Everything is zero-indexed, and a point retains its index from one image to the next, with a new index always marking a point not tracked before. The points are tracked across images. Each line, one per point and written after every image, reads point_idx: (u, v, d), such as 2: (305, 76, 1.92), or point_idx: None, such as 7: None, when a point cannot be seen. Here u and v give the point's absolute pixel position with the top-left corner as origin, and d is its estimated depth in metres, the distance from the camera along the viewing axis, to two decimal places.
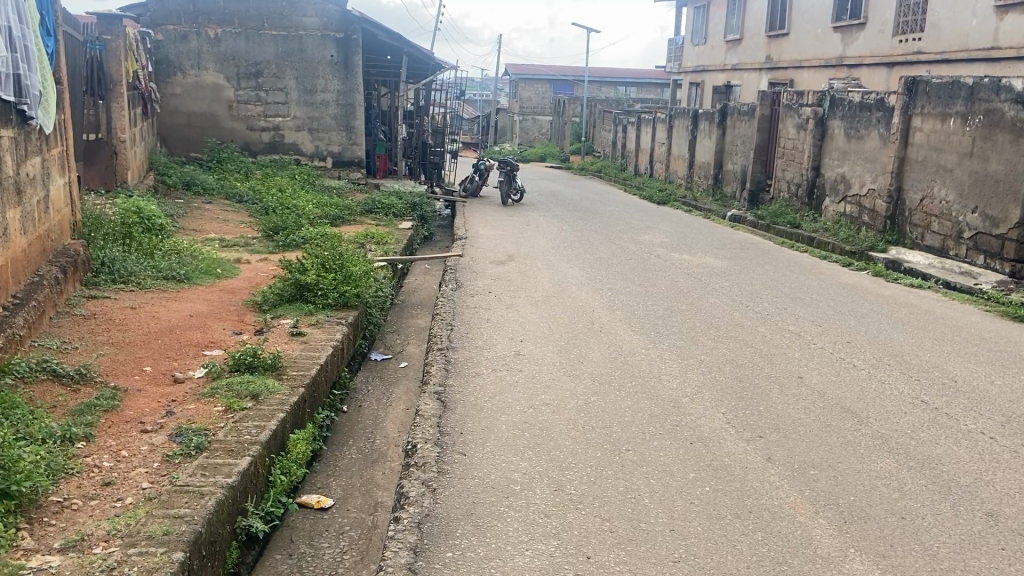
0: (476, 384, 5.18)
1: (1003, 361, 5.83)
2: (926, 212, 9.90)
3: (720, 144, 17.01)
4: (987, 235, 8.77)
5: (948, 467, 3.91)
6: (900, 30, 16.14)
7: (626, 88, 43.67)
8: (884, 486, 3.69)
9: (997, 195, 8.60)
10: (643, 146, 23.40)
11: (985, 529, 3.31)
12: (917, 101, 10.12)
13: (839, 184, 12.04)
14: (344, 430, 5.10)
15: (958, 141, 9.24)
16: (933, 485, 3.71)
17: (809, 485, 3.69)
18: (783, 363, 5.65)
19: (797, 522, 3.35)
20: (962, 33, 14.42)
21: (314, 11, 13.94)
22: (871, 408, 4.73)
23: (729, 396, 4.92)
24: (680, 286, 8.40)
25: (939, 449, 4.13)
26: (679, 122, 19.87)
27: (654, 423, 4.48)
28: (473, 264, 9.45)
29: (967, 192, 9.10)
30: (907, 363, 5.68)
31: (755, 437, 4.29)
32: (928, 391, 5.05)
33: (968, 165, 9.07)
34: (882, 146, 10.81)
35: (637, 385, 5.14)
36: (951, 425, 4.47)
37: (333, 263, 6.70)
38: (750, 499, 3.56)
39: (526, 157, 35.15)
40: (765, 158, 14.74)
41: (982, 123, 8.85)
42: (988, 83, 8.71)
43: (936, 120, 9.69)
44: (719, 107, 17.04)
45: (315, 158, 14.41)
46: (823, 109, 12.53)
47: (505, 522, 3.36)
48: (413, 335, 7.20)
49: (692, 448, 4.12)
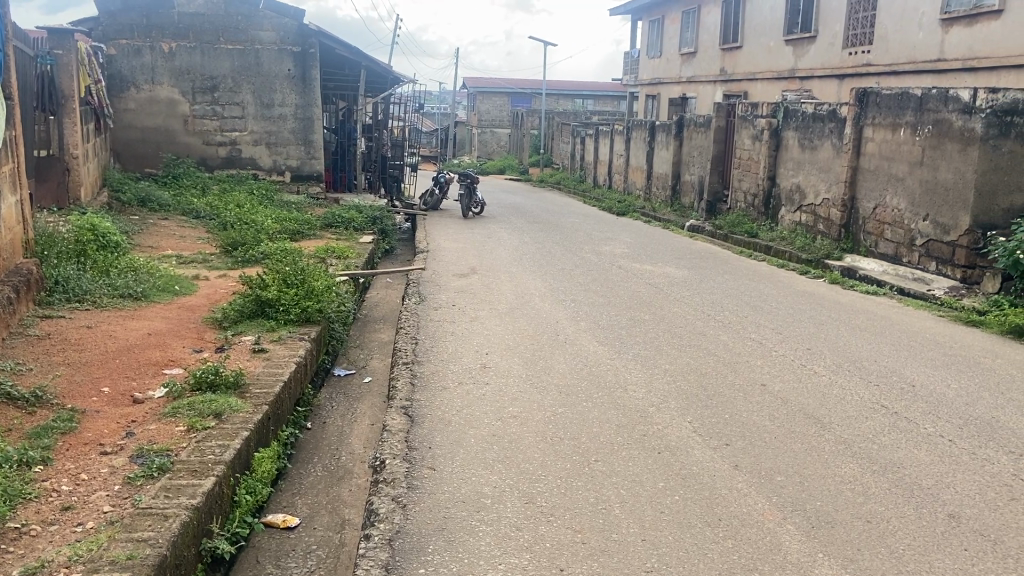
0: (443, 398, 5.15)
1: (958, 365, 5.97)
2: (879, 221, 10.13)
3: (677, 155, 17.24)
4: (938, 242, 8.99)
5: (909, 471, 3.99)
6: (850, 42, 16.57)
7: (584, 101, 44.07)
8: (849, 491, 3.75)
9: (947, 203, 8.82)
10: (601, 157, 23.60)
11: (948, 530, 3.38)
12: (867, 112, 10.38)
13: (794, 193, 12.28)
14: (309, 448, 5.03)
15: (908, 150, 9.49)
16: (896, 488, 3.78)
17: (776, 492, 3.74)
18: (745, 370, 5.73)
19: (767, 529, 3.38)
20: (909, 46, 14.83)
21: (271, 26, 13.85)
22: (833, 414, 4.82)
23: (694, 405, 4.97)
24: (642, 296, 8.48)
25: (901, 452, 4.22)
26: (637, 134, 20.09)
27: (622, 433, 4.50)
28: (436, 278, 9.42)
29: (918, 201, 9.34)
30: (866, 369, 5.79)
31: (722, 445, 4.33)
32: (887, 396, 5.16)
33: (918, 174, 9.31)
34: (835, 155, 11.07)
35: (604, 396, 5.16)
36: (910, 429, 4.56)
37: (295, 278, 6.63)
38: (720, 507, 3.59)
39: (485, 171, 35.17)
40: (722, 168, 14.98)
41: (930, 133, 9.10)
42: (936, 94, 8.95)
43: (886, 130, 9.94)
44: (676, 119, 17.27)
45: (273, 173, 14.26)
46: (777, 120, 12.81)
47: (477, 537, 3.35)
48: (376, 350, 7.14)
49: (660, 458, 4.14)
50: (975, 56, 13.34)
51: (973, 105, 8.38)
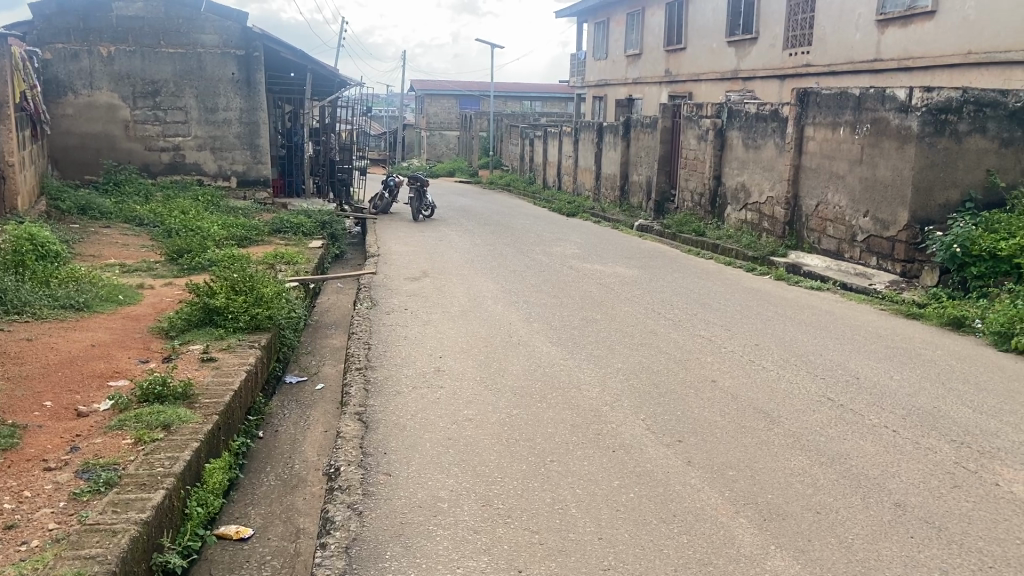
0: (398, 403, 5.12)
1: (899, 357, 6.17)
2: (821, 218, 10.39)
3: (625, 156, 17.44)
4: (878, 238, 9.26)
5: (855, 461, 4.11)
6: (790, 44, 16.96)
7: (532, 103, 44.25)
8: (799, 482, 3.84)
9: (886, 199, 9.09)
10: (550, 159, 23.73)
11: (894, 519, 3.48)
12: (808, 112, 10.65)
13: (739, 192, 12.52)
14: (262, 457, 4.96)
15: (848, 149, 9.76)
16: (843, 479, 3.89)
17: (728, 486, 3.81)
18: (696, 367, 5.83)
19: (720, 523, 3.45)
20: (846, 47, 15.25)
21: (213, 29, 13.60)
22: (781, 408, 4.93)
23: (647, 403, 5.03)
24: (594, 296, 8.56)
25: (847, 443, 4.34)
26: (585, 135, 20.25)
27: (578, 433, 4.54)
28: (387, 282, 9.37)
29: (858, 198, 9.61)
30: (811, 363, 5.94)
31: (675, 441, 4.40)
32: (832, 389, 5.30)
33: (858, 171, 9.58)
34: (778, 154, 11.32)
35: (558, 397, 5.19)
36: (855, 421, 4.70)
37: (243, 285, 6.52)
38: (674, 503, 3.65)
39: (435, 173, 35.06)
40: (669, 168, 15.20)
41: (869, 132, 9.36)
42: (873, 94, 9.22)
43: (827, 129, 10.21)
44: (623, 120, 17.46)
45: (218, 178, 14.00)
46: (721, 121, 13.05)
47: (435, 541, 3.34)
48: (329, 356, 7.07)
49: (615, 456, 4.19)
50: (911, 55, 13.64)
51: (909, 104, 8.65)
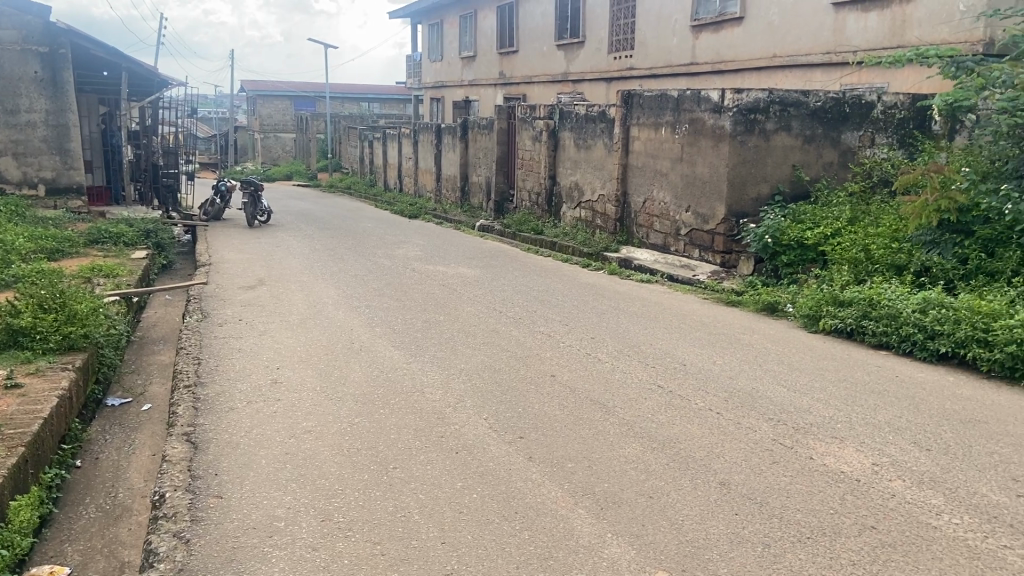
0: (230, 419, 4.86)
1: (721, 342, 6.57)
2: (649, 214, 10.91)
3: (464, 157, 17.54)
4: (699, 231, 9.83)
5: (684, 445, 4.32)
6: (614, 47, 17.69)
7: (369, 104, 43.61)
8: (633, 469, 3.99)
9: (705, 195, 9.66)
10: (390, 161, 23.49)
11: (721, 497, 3.62)
12: (633, 113, 11.14)
13: (574, 191, 12.91)
14: (79, 488, 4.55)
15: (670, 148, 10.30)
16: (673, 463, 4.07)
17: (567, 478, 3.90)
18: (535, 363, 5.94)
19: (560, 517, 3.51)
20: (665, 51, 16.09)
21: (9, 22, 12.36)
22: (616, 398, 5.12)
23: (489, 402, 5.06)
24: (436, 297, 8.53)
25: (677, 428, 4.57)
26: (424, 137, 20.20)
27: (420, 437, 4.49)
28: (220, 292, 8.90)
29: (681, 194, 10.16)
30: (643, 352, 6.22)
31: (516, 438, 4.45)
32: (662, 376, 5.56)
33: (680, 169, 10.13)
34: (607, 154, 11.78)
35: (400, 401, 5.12)
36: (683, 406, 4.95)
37: (54, 302, 5.95)
38: (516, 500, 3.69)
39: (270, 178, 33.79)
40: (506, 169, 15.45)
41: (688, 132, 9.92)
42: (690, 96, 9.78)
43: (650, 129, 10.73)
44: (460, 121, 17.56)
45: (23, 186, 12.78)
46: (554, 122, 13.41)
47: (270, 564, 3.19)
48: (156, 373, 6.61)
49: (458, 458, 4.18)
50: (723, 59, 14.54)
51: (722, 106, 9.23)
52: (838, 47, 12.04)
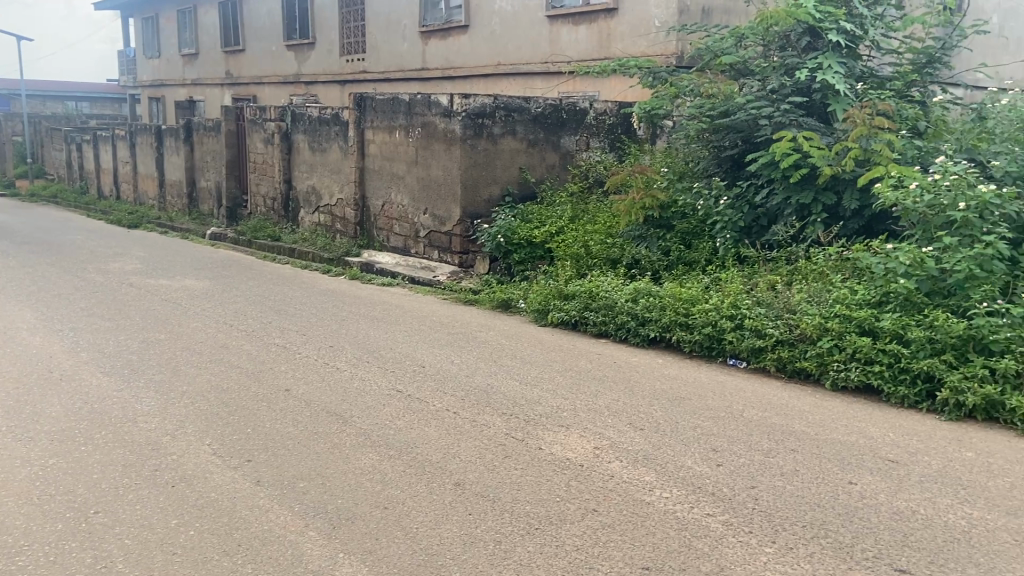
0: None
1: (459, 342, 6.66)
2: (387, 217, 10.83)
3: (189, 161, 16.30)
4: (436, 233, 9.91)
5: (421, 449, 4.28)
6: (345, 50, 17.41)
7: (78, 104, 39.14)
8: (368, 480, 3.88)
9: (440, 197, 9.76)
10: (103, 166, 21.20)
11: (455, 499, 3.63)
12: (366, 116, 11.01)
13: (310, 195, 12.48)
14: None
15: (404, 151, 10.31)
16: (410, 469, 4.01)
17: (298, 499, 3.69)
18: (269, 378, 5.60)
19: (289, 543, 3.30)
20: (396, 54, 16.11)
21: None
22: (354, 407, 4.96)
23: (217, 425, 4.68)
24: (158, 314, 7.78)
25: (414, 433, 4.52)
26: (142, 139, 18.49)
27: (133, 473, 4.02)
28: None
29: (417, 196, 10.19)
30: (383, 358, 6.11)
31: (244, 461, 4.14)
32: (401, 381, 5.50)
33: (414, 172, 10.16)
34: (342, 157, 11.53)
35: (111, 435, 4.55)
36: (422, 409, 4.92)
37: None
38: (240, 531, 3.41)
39: None
40: (237, 173, 14.57)
41: (420, 136, 9.99)
42: (420, 99, 9.84)
43: (384, 132, 10.66)
44: (183, 123, 16.29)
45: None
46: (285, 124, 12.88)
47: None
48: None
49: (176, 492, 3.79)
50: (452, 65, 14.84)
51: (451, 109, 9.38)
52: (555, 57, 12.76)
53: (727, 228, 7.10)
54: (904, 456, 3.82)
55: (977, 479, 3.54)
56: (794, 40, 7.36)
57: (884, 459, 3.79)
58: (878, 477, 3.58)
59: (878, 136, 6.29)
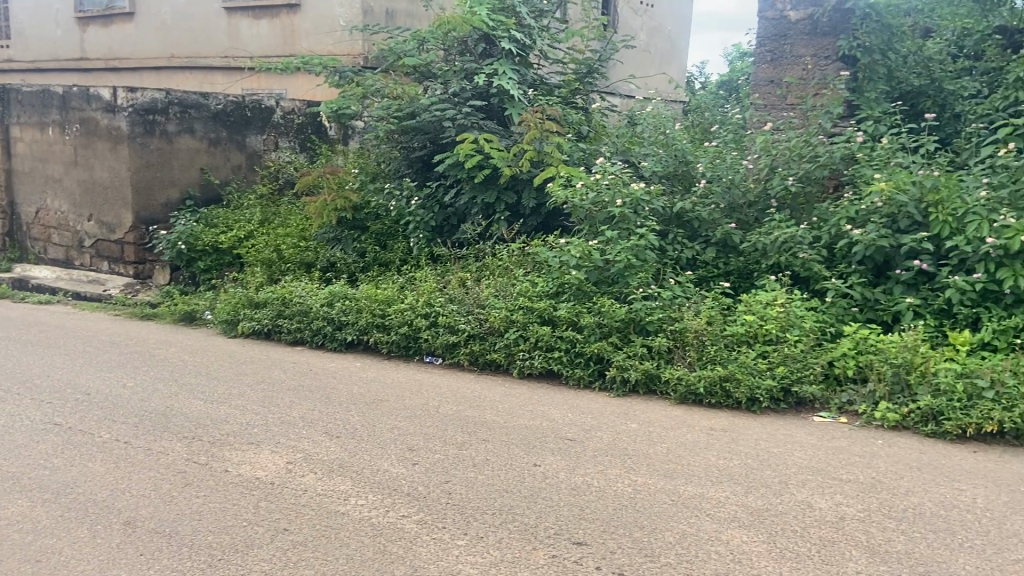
0: None
1: (134, 361, 5.98)
2: (43, 226, 9.44)
3: None
4: (105, 242, 8.81)
5: (84, 487, 3.74)
6: None
7: None
8: (14, 532, 3.30)
9: (107, 202, 8.69)
10: None
11: (124, 539, 3.21)
12: (9, 110, 9.52)
13: None
14: None
15: (60, 150, 9.06)
16: (68, 512, 3.48)
17: None
18: None
19: None
20: (48, 42, 14.17)
21: None
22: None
23: None
24: None
25: (75, 470, 3.94)
26: None
27: None
28: None
29: (78, 202, 8.99)
30: (38, 388, 5.29)
31: None
32: (61, 412, 4.79)
33: (74, 173, 8.96)
34: None
35: None
36: (87, 442, 4.32)
37: None
38: None
39: None
40: None
41: (79, 133, 8.83)
42: (77, 92, 8.71)
43: (33, 129, 9.29)
44: None
45: None
46: None
47: None
48: None
49: None
50: (118, 57, 13.39)
51: (114, 104, 8.40)
52: (236, 52, 12.04)
53: (419, 228, 7.22)
54: (580, 435, 4.12)
55: (641, 448, 3.92)
56: (472, 46, 7.67)
57: (563, 439, 4.06)
58: (558, 457, 3.82)
59: (548, 139, 6.77)
